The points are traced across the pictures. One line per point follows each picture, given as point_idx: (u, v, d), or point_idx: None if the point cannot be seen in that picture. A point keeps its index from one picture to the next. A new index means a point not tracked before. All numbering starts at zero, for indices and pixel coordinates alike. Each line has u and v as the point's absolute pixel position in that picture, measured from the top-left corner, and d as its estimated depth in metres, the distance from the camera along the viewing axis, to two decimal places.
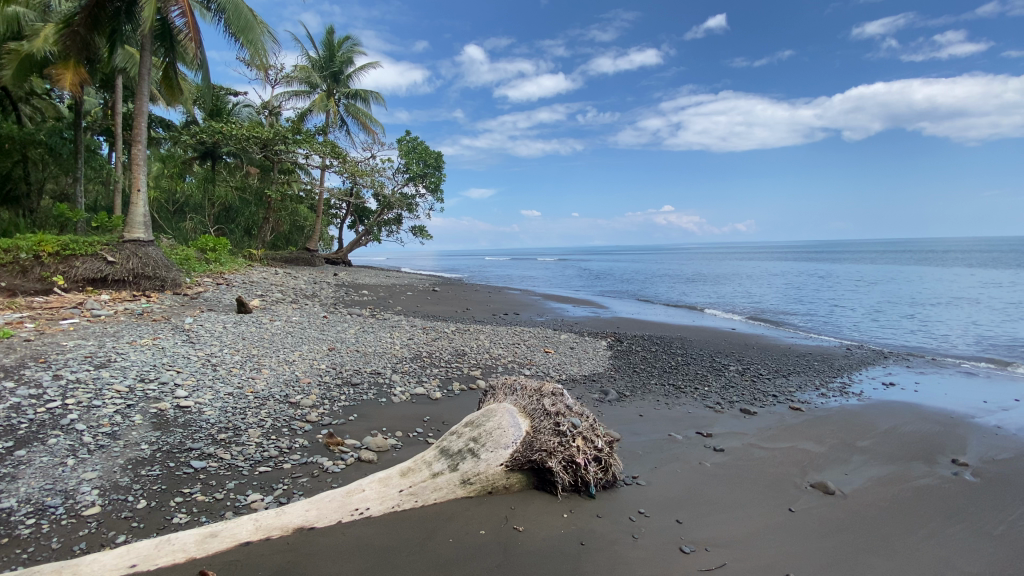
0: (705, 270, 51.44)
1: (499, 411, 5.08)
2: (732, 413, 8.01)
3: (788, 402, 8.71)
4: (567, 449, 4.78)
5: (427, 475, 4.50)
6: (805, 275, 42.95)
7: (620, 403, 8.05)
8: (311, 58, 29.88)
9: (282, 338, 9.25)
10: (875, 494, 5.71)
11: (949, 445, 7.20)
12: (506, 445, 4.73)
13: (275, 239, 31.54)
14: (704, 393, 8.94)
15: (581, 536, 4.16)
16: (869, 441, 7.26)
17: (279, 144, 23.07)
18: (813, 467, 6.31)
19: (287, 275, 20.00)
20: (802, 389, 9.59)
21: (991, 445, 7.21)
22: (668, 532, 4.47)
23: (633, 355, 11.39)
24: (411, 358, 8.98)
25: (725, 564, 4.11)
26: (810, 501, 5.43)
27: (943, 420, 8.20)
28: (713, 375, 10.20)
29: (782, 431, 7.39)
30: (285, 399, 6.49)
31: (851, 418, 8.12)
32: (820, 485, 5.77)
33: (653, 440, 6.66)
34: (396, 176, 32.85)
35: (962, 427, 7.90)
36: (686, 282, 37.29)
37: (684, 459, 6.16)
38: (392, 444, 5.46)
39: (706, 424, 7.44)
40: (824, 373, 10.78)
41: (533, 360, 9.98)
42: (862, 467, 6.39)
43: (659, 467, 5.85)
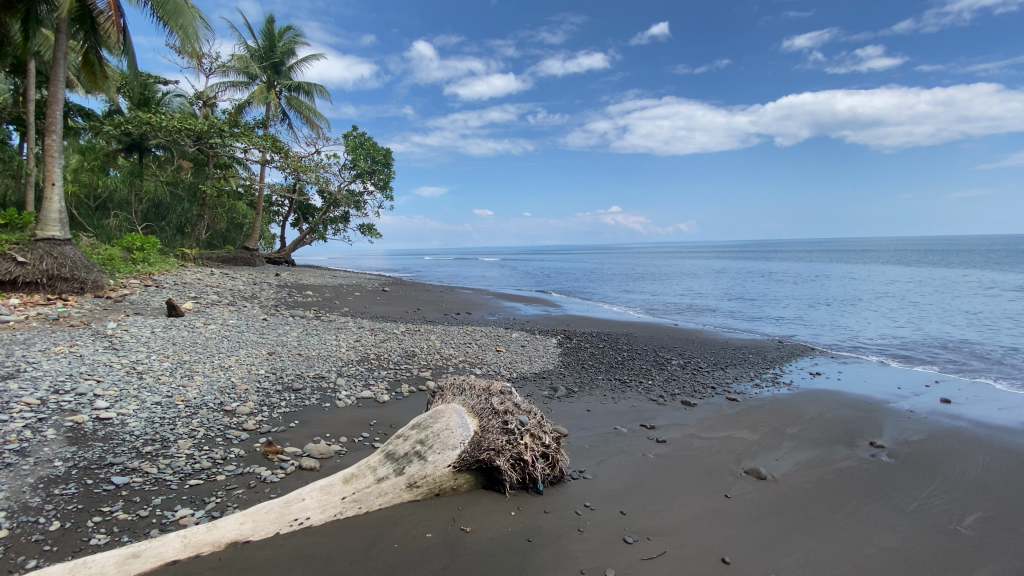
0: (651, 269, 53.16)
1: (446, 412, 5.00)
2: (674, 405, 8.33)
3: (725, 393, 9.17)
4: (515, 447, 4.80)
5: (371, 480, 4.39)
6: (742, 273, 45.14)
7: (568, 399, 8.18)
8: (250, 47, 28.39)
9: (217, 343, 8.74)
10: (804, 478, 6.11)
11: (868, 429, 7.82)
12: (453, 445, 4.67)
13: (211, 237, 29.92)
14: (648, 387, 9.24)
15: (528, 533, 4.20)
16: (798, 427, 7.76)
17: (214, 137, 21.82)
18: (748, 454, 6.67)
19: (223, 275, 19.02)
20: (738, 380, 10.13)
21: (903, 428, 7.91)
22: (613, 523, 4.59)
23: (582, 352, 11.61)
24: (358, 361, 8.73)
25: (666, 551, 4.28)
26: (745, 487, 5.74)
27: (863, 405, 8.88)
28: (657, 368, 10.59)
29: (720, 421, 7.76)
30: (219, 408, 6.14)
31: (782, 407, 8.65)
32: (754, 470, 6.11)
33: (599, 434, 6.81)
34: (343, 173, 31.83)
35: (879, 412, 8.59)
36: (633, 280, 38.46)
37: (628, 451, 6.34)
38: (336, 451, 5.29)
39: (650, 417, 7.69)
40: (758, 364, 11.42)
41: (484, 359, 9.96)
42: (791, 452, 6.83)
43: (605, 461, 5.99)
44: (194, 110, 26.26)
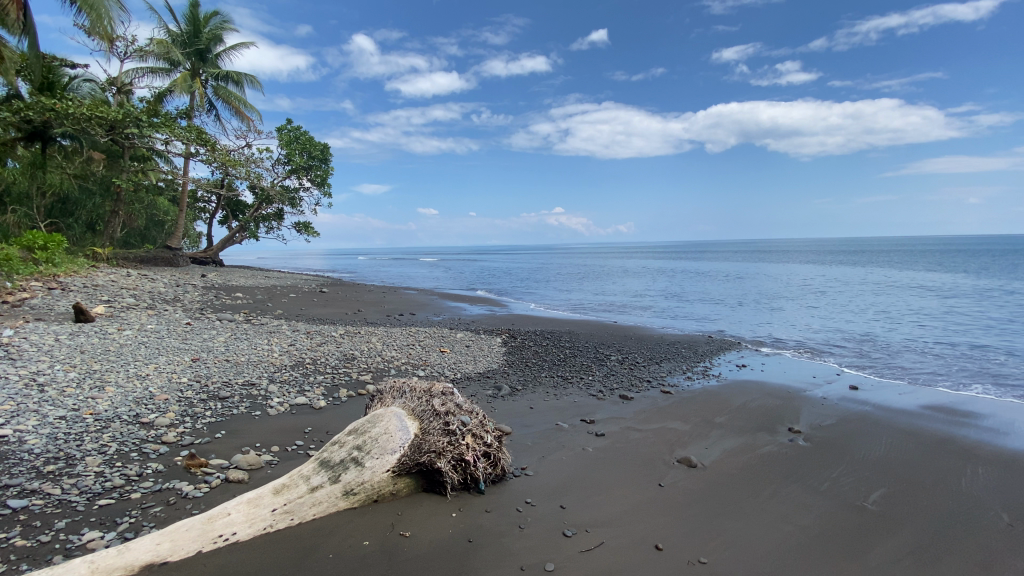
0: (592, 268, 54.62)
1: (385, 416, 4.89)
2: (612, 400, 8.61)
3: (659, 386, 9.60)
4: (457, 448, 4.78)
5: (304, 490, 4.22)
6: (677, 272, 47.40)
7: (511, 398, 8.24)
8: (171, 32, 26.46)
9: (134, 350, 8.08)
10: (731, 464, 6.51)
11: (787, 415, 8.45)
12: (392, 450, 4.58)
13: (127, 235, 27.58)
14: (588, 382, 9.50)
15: (470, 533, 4.20)
16: (726, 416, 8.26)
17: (130, 127, 20.12)
18: (680, 443, 7.01)
19: (141, 277, 17.60)
20: (672, 374, 10.64)
21: (817, 413, 8.62)
22: (553, 518, 4.68)
23: (526, 350, 11.75)
24: (292, 366, 8.37)
25: (604, 542, 4.43)
26: (677, 475, 6.03)
27: (783, 394, 9.59)
28: (597, 364, 10.91)
29: (655, 413, 8.12)
30: (135, 420, 5.68)
31: (712, 397, 9.17)
32: (685, 459, 6.43)
33: (541, 431, 6.92)
34: (276, 168, 30.36)
35: (797, 399, 9.30)
36: (576, 279, 39.39)
37: (568, 446, 6.49)
38: (267, 461, 5.05)
39: (590, 412, 7.91)
40: (690, 358, 12.05)
41: (427, 360, 9.84)
42: (719, 440, 7.26)
43: (547, 457, 6.10)
44: (106, 97, 24.12)
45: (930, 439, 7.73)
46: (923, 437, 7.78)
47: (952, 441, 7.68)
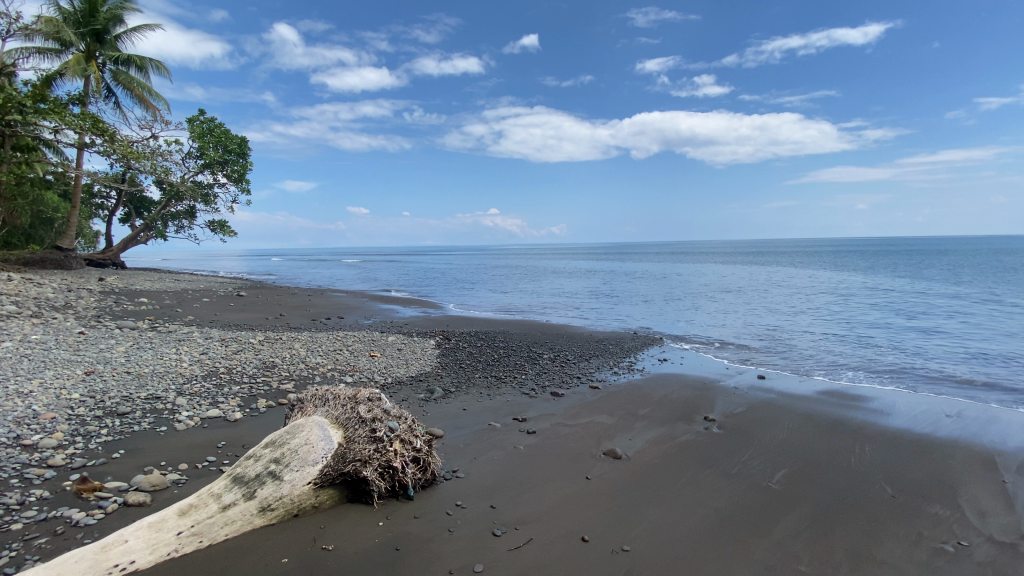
0: (527, 268, 55.35)
1: (306, 427, 4.69)
2: (543, 397, 8.80)
3: (588, 382, 9.94)
4: (384, 455, 4.68)
5: (215, 509, 3.96)
6: (607, 271, 49.26)
7: (444, 400, 8.19)
8: (61, 9, 23.69)
9: (12, 364, 7.15)
10: (653, 454, 6.88)
11: (703, 405, 9.06)
12: (314, 461, 4.39)
13: (6, 234, 24.29)
14: (521, 381, 9.64)
15: (397, 541, 4.13)
16: (649, 408, 8.72)
17: (11, 113, 17.75)
18: (607, 436, 7.31)
19: (24, 281, 15.59)
20: (600, 369, 11.05)
21: (730, 402, 9.32)
22: (483, 519, 4.72)
23: (459, 352, 11.71)
24: (205, 376, 7.80)
25: (532, 539, 4.53)
26: (604, 467, 6.28)
27: (701, 385, 10.27)
28: (530, 363, 11.10)
29: (584, 408, 8.39)
30: (14, 443, 5.04)
31: (637, 391, 9.63)
32: (611, 452, 6.72)
33: (474, 432, 6.93)
34: (187, 162, 28.05)
35: (713, 389, 10.01)
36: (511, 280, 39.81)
37: (500, 446, 6.54)
38: (174, 481, 4.68)
39: (522, 410, 8.03)
40: (617, 354, 12.58)
41: (356, 365, 9.54)
42: (642, 431, 7.65)
43: (479, 458, 6.12)
44: None
45: (824, 422, 8.61)
46: (819, 420, 8.66)
47: (843, 422, 8.61)
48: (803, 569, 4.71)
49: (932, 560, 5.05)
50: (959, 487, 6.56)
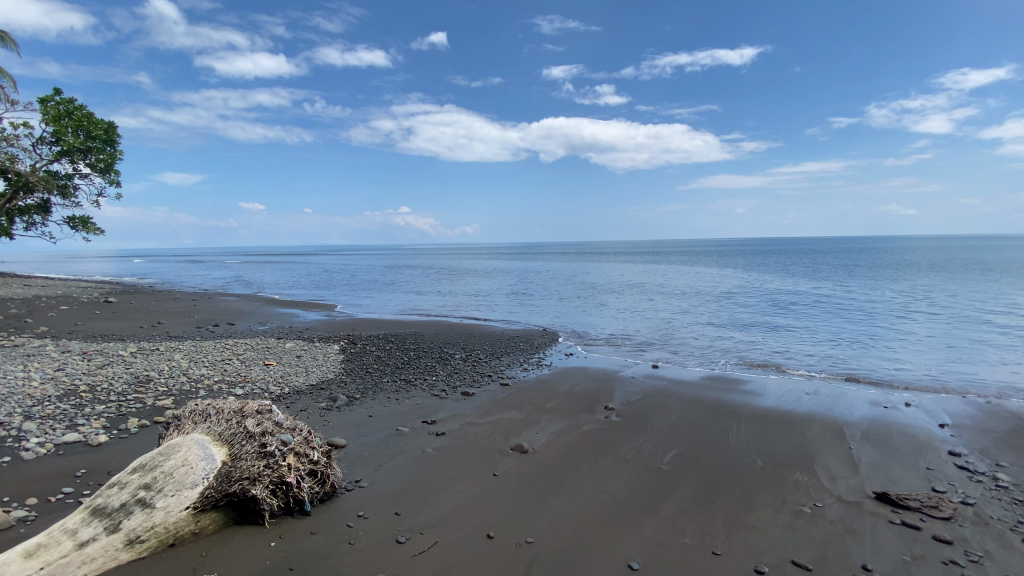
0: (439, 268, 54.78)
1: (183, 447, 4.29)
2: (454, 397, 8.80)
3: (499, 379, 10.12)
4: (276, 471, 4.44)
5: (70, 547, 3.50)
6: (519, 271, 50.14)
7: (348, 408, 7.89)
8: None
9: None
10: (557, 445, 7.19)
11: (605, 395, 9.61)
12: (193, 483, 4.04)
13: None
14: (431, 383, 9.56)
15: (291, 561, 3.94)
16: (555, 401, 9.08)
17: None
18: (514, 431, 7.50)
19: None
20: (510, 366, 11.29)
21: (628, 391, 9.97)
22: (387, 526, 4.64)
23: (366, 356, 11.32)
24: (63, 396, 6.82)
25: (437, 541, 4.54)
26: (510, 463, 6.44)
27: (604, 376, 10.88)
28: (441, 364, 11.03)
29: (493, 405, 8.53)
30: None
31: (544, 385, 9.99)
32: (518, 447, 6.90)
33: (379, 438, 6.76)
34: (38, 148, 24.14)
35: (614, 380, 10.64)
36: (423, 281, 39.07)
37: (407, 451, 6.45)
38: (20, 519, 4.06)
39: (431, 412, 7.98)
40: (527, 351, 12.90)
41: (248, 376, 8.85)
42: (548, 424, 7.94)
43: (384, 464, 5.99)
44: None
45: (710, 404, 9.52)
46: (705, 403, 9.56)
47: (724, 404, 9.59)
48: (688, 542, 5.19)
49: (794, 522, 5.81)
50: (815, 455, 7.61)
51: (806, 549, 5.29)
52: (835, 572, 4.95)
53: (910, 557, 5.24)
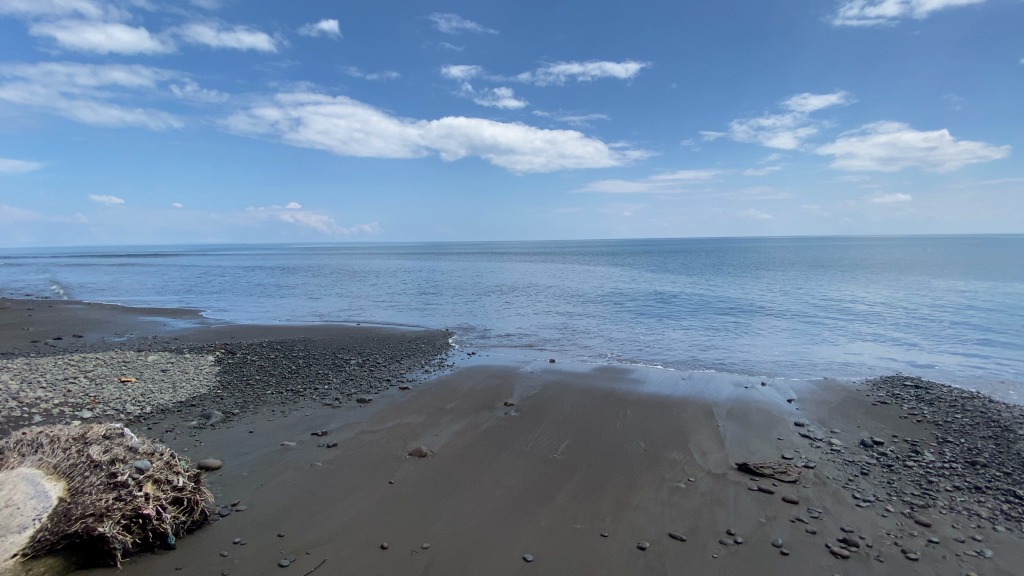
0: (336, 269, 51.80)
1: (6, 484, 3.64)
2: (348, 405, 8.43)
3: (398, 384, 9.86)
4: (130, 502, 3.98)
5: None
6: (422, 271, 49.00)
7: (225, 425, 7.22)
8: None
9: None
10: (456, 445, 7.20)
11: (505, 392, 9.81)
12: (19, 527, 3.41)
13: None
14: (322, 392, 9.07)
15: None
16: (455, 401, 9.07)
17: None
18: (413, 435, 7.38)
19: None
20: (410, 369, 11.07)
21: (527, 386, 10.27)
22: (268, 551, 4.35)
23: (247, 367, 10.41)
24: None
25: (325, 559, 4.35)
26: (408, 468, 6.33)
27: (504, 373, 11.11)
28: (334, 371, 10.49)
29: (391, 410, 8.32)
30: None
31: (445, 386, 9.93)
32: (416, 451, 6.80)
33: (261, 456, 6.28)
34: None
35: (514, 376, 10.91)
36: (317, 282, 36.74)
37: (293, 466, 6.06)
38: None
39: (322, 423, 7.57)
40: (427, 352, 12.72)
41: (100, 396, 7.74)
42: (448, 425, 7.93)
43: (266, 483, 5.58)
44: None
45: (602, 394, 10.14)
46: (597, 394, 10.16)
47: (615, 393, 10.28)
48: (578, 527, 5.50)
49: (672, 497, 6.41)
50: (690, 434, 8.45)
51: (682, 521, 5.87)
52: (704, 539, 5.54)
53: (765, 519, 6.04)
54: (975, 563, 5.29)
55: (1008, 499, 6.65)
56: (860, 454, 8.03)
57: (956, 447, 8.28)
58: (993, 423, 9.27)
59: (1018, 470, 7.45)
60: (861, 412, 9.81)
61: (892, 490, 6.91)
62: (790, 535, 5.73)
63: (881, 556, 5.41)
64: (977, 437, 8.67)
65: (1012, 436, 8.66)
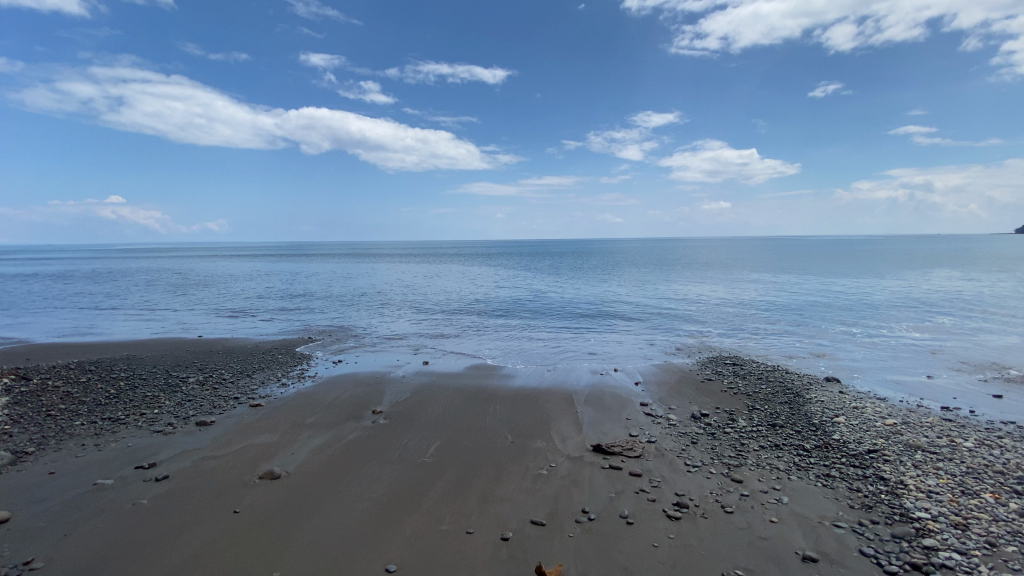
0: (174, 274, 45.25)
1: None
2: (185, 430, 7.52)
3: (248, 401, 9.02)
4: None
5: None
6: (281, 274, 45.10)
7: (14, 468, 5.99)
8: None
9: None
10: (316, 462, 6.84)
11: (372, 399, 9.54)
12: None
13: None
14: (152, 418, 7.95)
15: None
16: (316, 415, 8.59)
17: None
18: (264, 457, 6.84)
19: None
20: (264, 384, 10.18)
21: (396, 391, 10.11)
22: None
23: (48, 395, 8.68)
24: None
25: None
26: (257, 493, 5.86)
27: (371, 380, 10.78)
28: (167, 393, 9.22)
29: (239, 432, 7.60)
30: None
31: (305, 399, 9.35)
32: (268, 473, 6.32)
33: (68, 500, 5.36)
34: None
35: (382, 382, 10.65)
36: (149, 289, 31.75)
37: (111, 508, 5.27)
38: None
39: (151, 453, 6.66)
40: (285, 364, 11.82)
41: None
42: (307, 441, 7.50)
43: (71, 534, 4.76)
44: None
45: (471, 392, 10.38)
46: (466, 392, 10.37)
47: (484, 390, 10.61)
48: (444, 528, 5.60)
49: (534, 485, 6.84)
50: (553, 422, 9.07)
51: (543, 506, 6.30)
52: (562, 521, 6.01)
53: (614, 494, 6.74)
54: (775, 508, 6.50)
55: (798, 452, 8.28)
56: (692, 426, 9.34)
57: (762, 413, 10.06)
58: (788, 390, 11.44)
59: (804, 427, 9.30)
60: (692, 389, 11.40)
61: (714, 454, 8.17)
62: (634, 505, 6.48)
63: (706, 514, 6.36)
64: (776, 403, 10.63)
65: (801, 400, 10.79)
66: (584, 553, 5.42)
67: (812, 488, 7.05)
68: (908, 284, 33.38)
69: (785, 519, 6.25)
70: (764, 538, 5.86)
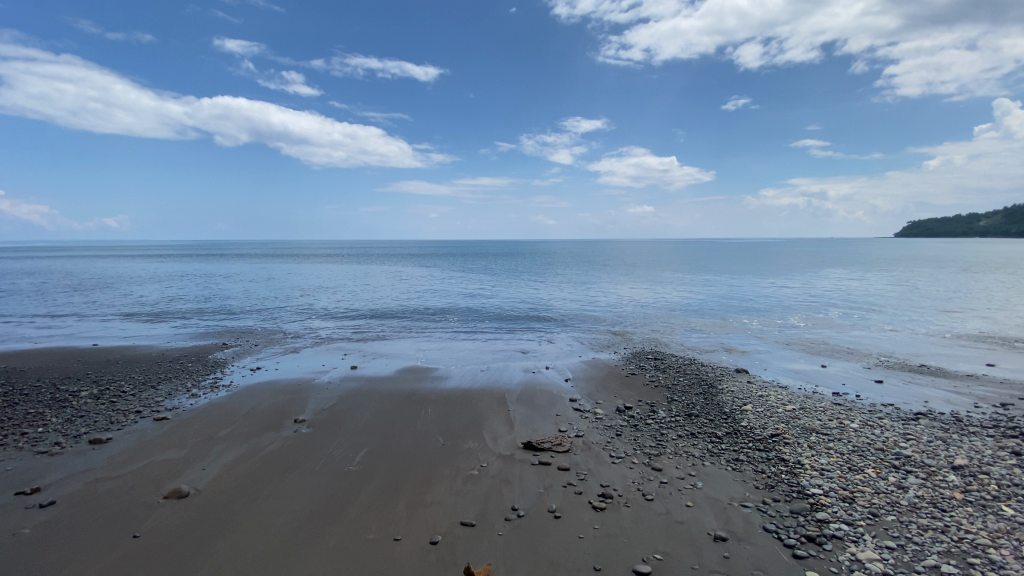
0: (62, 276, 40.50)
1: None
2: (76, 450, 6.81)
3: (151, 415, 8.32)
4: None
5: None
6: (192, 275, 41.84)
7: None
8: None
9: None
10: (230, 477, 6.47)
11: (294, 408, 9.13)
12: None
13: None
14: (35, 438, 7.11)
15: None
16: (231, 427, 8.09)
17: None
18: (171, 474, 6.37)
19: None
20: (171, 396, 9.40)
21: (320, 398, 9.73)
22: None
23: None
24: None
25: None
26: (162, 514, 5.45)
27: (294, 387, 10.29)
28: (54, 410, 8.28)
29: (142, 449, 7.00)
30: None
31: (219, 410, 8.77)
32: (175, 492, 5.89)
33: None
34: None
35: (305, 389, 10.21)
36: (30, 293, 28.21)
37: None
38: None
39: (34, 478, 5.98)
40: (196, 373, 11.01)
41: None
42: (220, 455, 7.05)
43: None
44: None
45: (400, 396, 10.21)
46: (395, 396, 10.20)
47: (414, 393, 10.48)
48: (371, 537, 5.52)
49: (464, 486, 6.89)
50: (484, 422, 9.15)
51: (473, 507, 6.37)
52: (492, 520, 6.12)
53: (542, 489, 6.96)
54: (691, 493, 7.00)
55: (711, 439, 8.96)
56: (617, 419, 9.80)
57: (680, 404, 10.76)
58: (703, 381, 12.33)
59: (717, 416, 10.07)
60: (617, 384, 11.96)
61: (637, 445, 8.63)
62: (562, 499, 6.73)
63: (628, 503, 6.73)
64: (693, 394, 11.42)
65: (714, 390, 11.67)
66: (513, 549, 5.56)
67: (723, 472, 7.67)
68: (805, 283, 37.01)
69: (699, 502, 6.75)
70: (680, 522, 6.30)
